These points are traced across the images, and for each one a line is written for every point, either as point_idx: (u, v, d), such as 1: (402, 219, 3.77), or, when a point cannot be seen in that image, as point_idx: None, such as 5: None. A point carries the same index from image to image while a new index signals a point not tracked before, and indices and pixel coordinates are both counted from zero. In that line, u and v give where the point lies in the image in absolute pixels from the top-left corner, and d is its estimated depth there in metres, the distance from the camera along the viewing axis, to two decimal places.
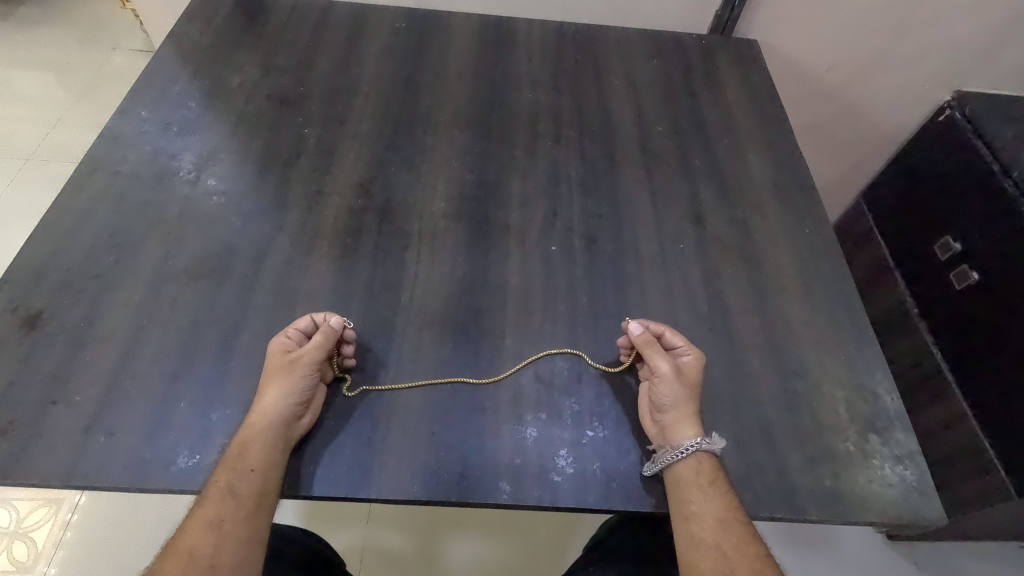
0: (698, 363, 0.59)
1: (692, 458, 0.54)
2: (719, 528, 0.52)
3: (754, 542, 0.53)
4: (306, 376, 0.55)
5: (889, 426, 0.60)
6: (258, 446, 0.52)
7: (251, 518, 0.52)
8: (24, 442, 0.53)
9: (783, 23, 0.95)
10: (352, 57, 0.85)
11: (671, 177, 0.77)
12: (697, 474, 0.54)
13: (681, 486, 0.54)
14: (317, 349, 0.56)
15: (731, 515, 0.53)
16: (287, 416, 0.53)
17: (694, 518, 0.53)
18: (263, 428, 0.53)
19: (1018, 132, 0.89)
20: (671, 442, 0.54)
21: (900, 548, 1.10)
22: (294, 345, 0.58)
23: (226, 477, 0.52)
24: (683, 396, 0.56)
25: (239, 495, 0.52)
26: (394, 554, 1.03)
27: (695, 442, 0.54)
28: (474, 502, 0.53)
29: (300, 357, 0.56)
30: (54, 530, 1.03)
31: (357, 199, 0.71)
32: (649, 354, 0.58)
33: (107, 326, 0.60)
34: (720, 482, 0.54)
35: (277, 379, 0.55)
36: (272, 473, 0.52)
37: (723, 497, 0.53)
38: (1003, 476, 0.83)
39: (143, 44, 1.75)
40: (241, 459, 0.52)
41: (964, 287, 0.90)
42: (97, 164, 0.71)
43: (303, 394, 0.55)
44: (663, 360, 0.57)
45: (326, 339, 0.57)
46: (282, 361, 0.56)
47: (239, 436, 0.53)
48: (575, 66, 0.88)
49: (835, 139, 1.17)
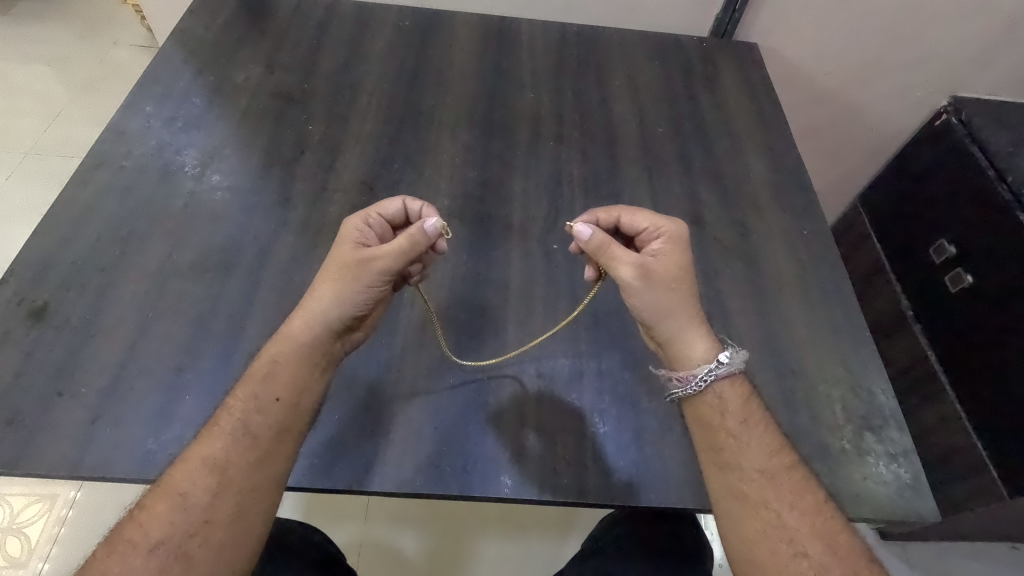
0: (671, 244, 0.57)
1: (710, 393, 0.56)
2: (762, 481, 0.53)
3: (804, 495, 0.53)
4: (373, 281, 0.55)
5: (884, 425, 0.61)
6: (292, 369, 0.54)
7: (256, 464, 0.52)
8: (29, 433, 0.53)
9: (782, 28, 0.96)
10: (355, 55, 0.86)
11: (672, 178, 0.77)
12: (730, 421, 0.55)
13: (716, 438, 0.55)
14: (395, 256, 0.55)
15: (771, 464, 0.54)
16: (336, 327, 0.55)
17: (734, 471, 0.53)
18: (303, 342, 0.54)
19: (1013, 137, 0.90)
20: (684, 371, 0.56)
21: (893, 547, 1.12)
22: (366, 235, 0.59)
23: (247, 406, 0.53)
24: (657, 296, 0.55)
25: (252, 432, 0.52)
26: (393, 549, 1.03)
27: (709, 369, 0.55)
28: (475, 495, 0.54)
29: (372, 259, 0.55)
30: (48, 526, 1.03)
31: (361, 196, 0.72)
32: (609, 261, 0.56)
33: (112, 319, 0.60)
34: (757, 429, 0.55)
35: (343, 278, 0.55)
36: (295, 408, 0.54)
37: (763, 448, 0.54)
38: (995, 476, 0.85)
39: (143, 39, 1.75)
40: (268, 386, 0.54)
41: (958, 290, 0.91)
42: (101, 158, 0.71)
43: (360, 305, 0.56)
44: (625, 263, 0.56)
45: (415, 244, 0.55)
46: (352, 260, 0.56)
47: (274, 355, 0.55)
48: (577, 67, 0.89)
49: (832, 142, 1.18)
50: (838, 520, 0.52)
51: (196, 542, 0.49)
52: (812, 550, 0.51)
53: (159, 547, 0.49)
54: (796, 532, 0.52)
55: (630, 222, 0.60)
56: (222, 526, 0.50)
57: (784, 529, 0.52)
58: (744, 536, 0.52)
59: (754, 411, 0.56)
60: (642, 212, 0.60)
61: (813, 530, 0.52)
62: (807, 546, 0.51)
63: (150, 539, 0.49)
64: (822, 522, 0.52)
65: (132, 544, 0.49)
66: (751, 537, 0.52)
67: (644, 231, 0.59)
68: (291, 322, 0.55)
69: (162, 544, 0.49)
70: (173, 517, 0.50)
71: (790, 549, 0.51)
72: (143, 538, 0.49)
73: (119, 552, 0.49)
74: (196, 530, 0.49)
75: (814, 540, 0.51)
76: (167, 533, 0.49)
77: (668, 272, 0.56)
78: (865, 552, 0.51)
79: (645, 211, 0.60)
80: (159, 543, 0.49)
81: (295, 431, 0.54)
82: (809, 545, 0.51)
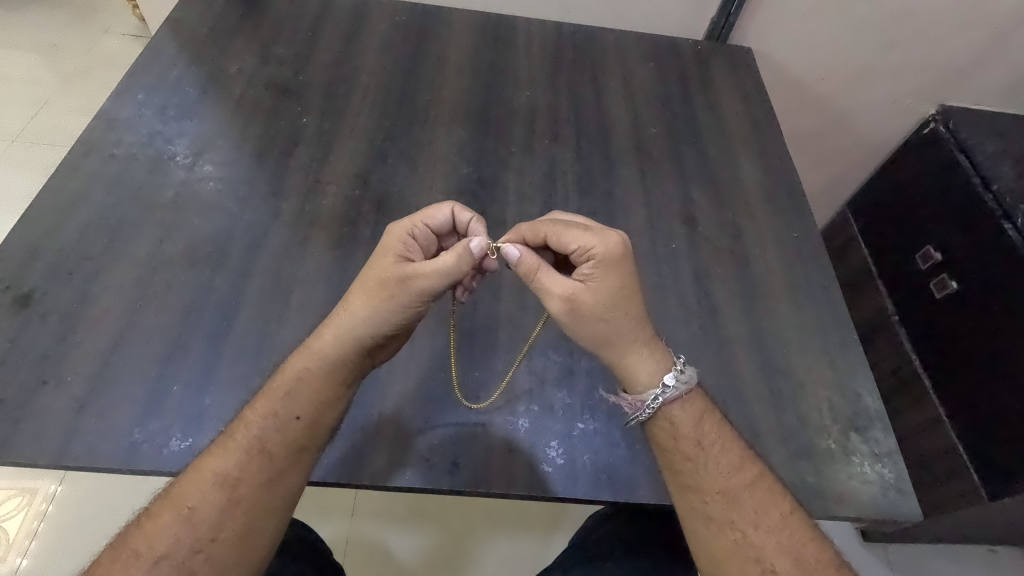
0: (603, 267, 0.52)
1: (666, 413, 0.55)
2: (724, 501, 0.53)
3: (769, 510, 0.53)
4: (412, 301, 0.53)
5: (868, 425, 0.62)
6: (316, 387, 0.53)
7: (269, 484, 0.51)
8: (12, 422, 0.52)
9: (775, 31, 0.97)
10: (351, 49, 0.86)
11: (664, 178, 0.78)
12: (684, 439, 0.55)
13: (672, 457, 0.54)
14: (438, 276, 0.52)
15: (731, 483, 0.53)
16: (367, 344, 0.54)
17: (694, 493, 0.53)
18: (329, 359, 0.53)
19: (999, 146, 0.92)
20: (633, 398, 0.55)
21: (874, 549, 1.13)
22: (410, 245, 0.55)
23: (270, 422, 0.52)
24: (587, 328, 0.54)
25: (269, 450, 0.52)
26: (379, 545, 1.03)
27: (656, 396, 0.54)
28: (464, 490, 0.54)
29: (413, 278, 0.52)
30: (27, 520, 1.01)
31: (354, 189, 0.71)
32: (539, 291, 0.54)
33: (99, 309, 0.59)
34: (714, 443, 0.54)
35: (379, 295, 0.53)
36: (316, 426, 0.53)
37: (721, 466, 0.54)
38: (976, 479, 0.86)
39: (133, 29, 1.73)
40: (291, 402, 0.53)
41: (943, 296, 0.93)
42: (91, 145, 0.70)
43: (393, 324, 0.53)
44: (551, 298, 0.53)
45: (461, 264, 0.53)
46: (392, 278, 0.52)
47: (300, 371, 0.53)
48: (573, 66, 0.89)
49: (823, 149, 1.19)
50: (805, 533, 0.52)
51: (201, 560, 0.48)
52: (780, 566, 0.51)
53: (162, 561, 0.48)
54: (763, 550, 0.51)
55: (560, 243, 0.54)
56: (229, 545, 0.49)
57: (750, 549, 0.52)
58: (710, 557, 0.52)
59: (709, 430, 0.55)
60: (570, 230, 0.54)
61: (781, 546, 0.51)
62: (774, 562, 0.51)
63: (153, 552, 0.48)
64: (788, 538, 0.52)
65: (135, 554, 0.48)
66: (718, 559, 0.52)
67: (574, 251, 0.54)
68: (322, 338, 0.54)
69: (166, 558, 0.48)
70: (179, 532, 0.49)
71: (759, 568, 0.51)
72: (147, 551, 0.48)
73: (122, 561, 0.48)
74: (201, 547, 0.49)
75: (782, 557, 0.51)
76: (172, 548, 0.48)
77: (599, 300, 0.52)
78: (833, 560, 0.51)
79: (574, 229, 0.54)
80: (164, 557, 0.48)
81: (311, 450, 0.53)
82: (777, 561, 0.51)
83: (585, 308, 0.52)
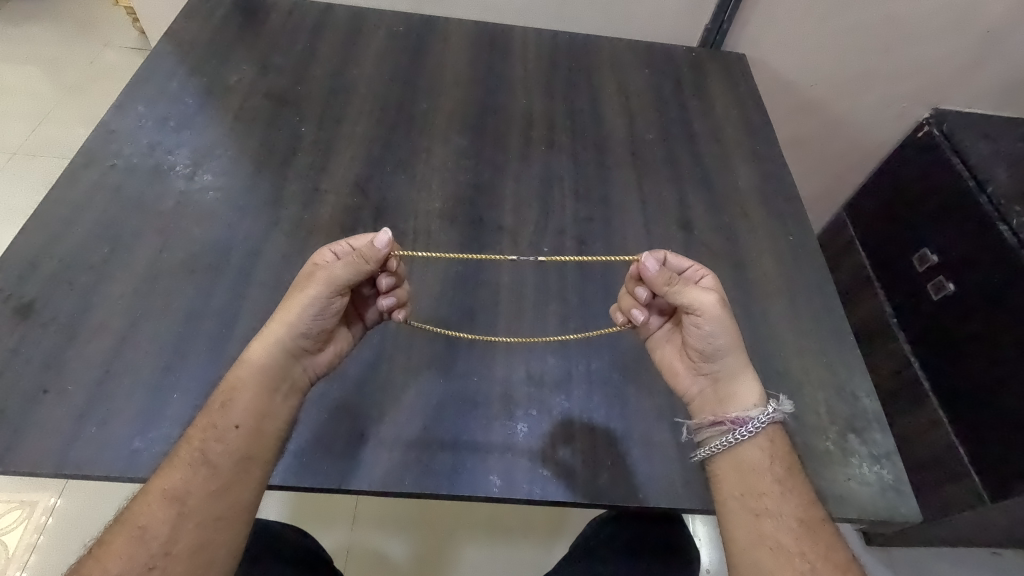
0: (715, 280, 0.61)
1: (760, 438, 0.57)
2: (799, 531, 0.53)
3: (837, 548, 0.53)
4: (324, 295, 0.55)
5: (866, 427, 0.62)
6: (250, 395, 0.54)
7: (217, 494, 0.52)
8: (13, 432, 0.52)
9: (769, 37, 0.98)
10: (349, 58, 0.87)
11: (660, 182, 0.79)
12: (771, 461, 0.56)
13: (755, 474, 0.56)
14: (338, 268, 0.55)
15: (810, 513, 0.54)
16: (290, 345, 0.55)
17: (769, 518, 0.54)
18: (256, 363, 0.55)
19: (993, 150, 0.93)
20: (734, 415, 0.57)
21: (877, 554, 1.13)
22: (328, 255, 0.57)
23: (206, 436, 0.53)
24: (730, 326, 0.57)
25: (212, 462, 0.52)
26: (381, 553, 1.03)
27: (758, 417, 0.57)
28: (463, 495, 0.54)
29: (315, 272, 0.56)
30: (27, 534, 1.01)
31: (352, 196, 0.72)
32: (680, 296, 0.57)
33: (99, 319, 0.60)
34: (795, 469, 0.56)
35: (293, 293, 0.56)
36: (254, 433, 0.54)
37: (803, 496, 0.54)
38: (977, 482, 0.86)
39: (134, 42, 1.74)
40: (227, 412, 0.53)
41: (942, 298, 0.93)
42: (91, 157, 0.71)
43: (307, 321, 0.55)
44: (699, 294, 0.57)
45: (366, 259, 0.55)
46: (303, 275, 0.57)
47: (232, 382, 0.54)
48: (568, 74, 0.90)
49: (819, 152, 1.19)
50: None
51: None
52: None
53: None
54: None
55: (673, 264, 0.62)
56: (183, 560, 0.50)
57: None
58: None
59: (798, 461, 0.56)
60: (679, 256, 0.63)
61: None
62: None
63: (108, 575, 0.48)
64: None
65: None
66: None
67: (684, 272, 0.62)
68: (249, 348, 0.56)
69: None
70: (132, 551, 0.49)
71: None
72: None
73: None
74: (156, 563, 0.49)
75: None
76: (127, 567, 0.49)
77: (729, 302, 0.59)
78: None
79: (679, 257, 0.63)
80: None
81: (259, 461, 0.53)
82: None
83: (727, 303, 0.58)
